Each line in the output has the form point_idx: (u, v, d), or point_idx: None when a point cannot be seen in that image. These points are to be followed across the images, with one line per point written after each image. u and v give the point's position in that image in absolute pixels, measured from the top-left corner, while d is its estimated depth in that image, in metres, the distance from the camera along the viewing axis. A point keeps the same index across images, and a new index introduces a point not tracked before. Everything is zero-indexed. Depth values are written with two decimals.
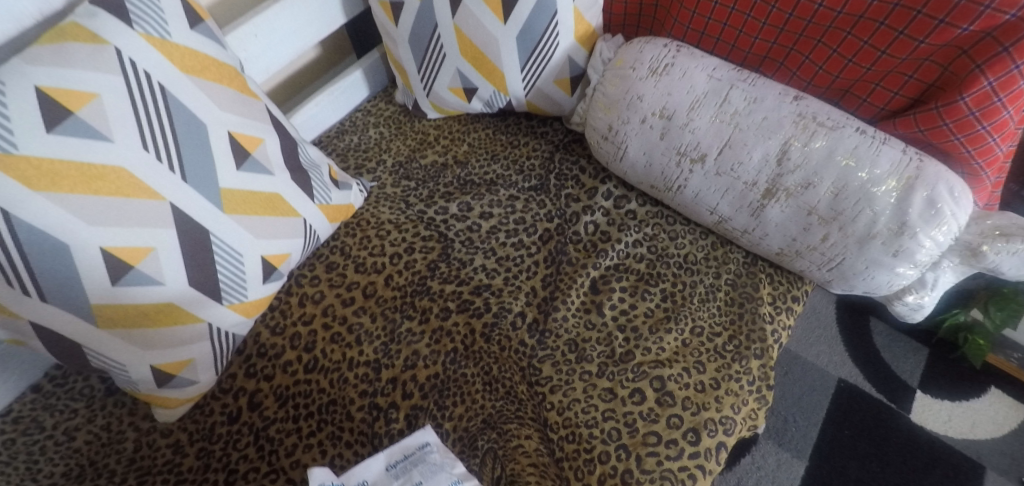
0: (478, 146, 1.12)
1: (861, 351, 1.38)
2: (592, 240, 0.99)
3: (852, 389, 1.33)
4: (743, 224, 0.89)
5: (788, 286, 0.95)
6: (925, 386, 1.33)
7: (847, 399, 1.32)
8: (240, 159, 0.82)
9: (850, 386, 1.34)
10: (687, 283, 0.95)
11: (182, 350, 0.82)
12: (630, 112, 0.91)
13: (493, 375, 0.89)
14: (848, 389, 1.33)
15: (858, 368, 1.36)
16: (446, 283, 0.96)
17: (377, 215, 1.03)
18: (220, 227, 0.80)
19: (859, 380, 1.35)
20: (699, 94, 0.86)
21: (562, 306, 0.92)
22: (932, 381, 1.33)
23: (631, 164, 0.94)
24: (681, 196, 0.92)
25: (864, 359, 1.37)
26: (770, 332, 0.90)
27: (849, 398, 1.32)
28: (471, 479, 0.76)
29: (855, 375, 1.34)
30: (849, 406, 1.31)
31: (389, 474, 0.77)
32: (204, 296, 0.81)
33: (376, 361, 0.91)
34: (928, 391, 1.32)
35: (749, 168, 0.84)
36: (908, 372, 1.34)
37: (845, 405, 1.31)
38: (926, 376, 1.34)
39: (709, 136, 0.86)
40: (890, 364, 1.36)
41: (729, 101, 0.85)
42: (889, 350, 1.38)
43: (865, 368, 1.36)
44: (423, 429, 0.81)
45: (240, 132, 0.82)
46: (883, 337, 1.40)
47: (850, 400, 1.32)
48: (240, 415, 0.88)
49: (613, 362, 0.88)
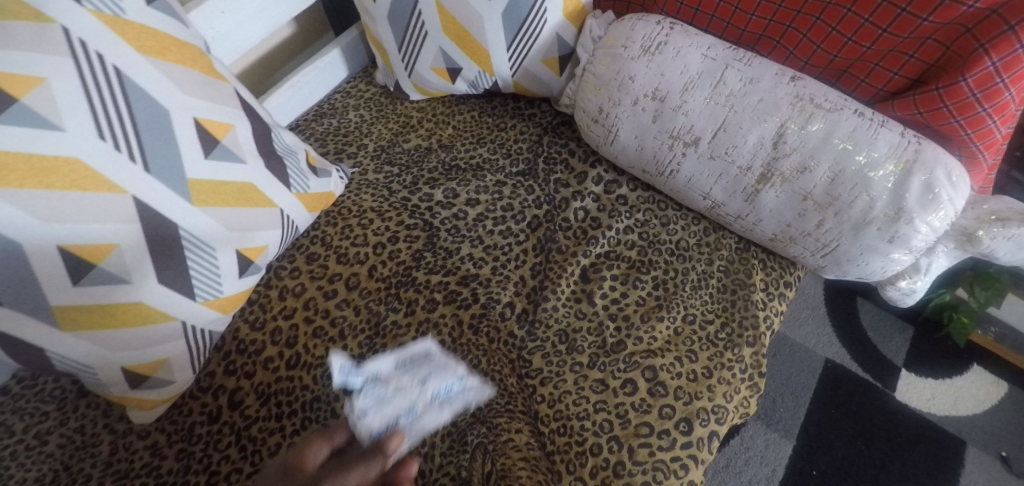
0: (463, 130, 1.08)
1: (848, 331, 1.38)
2: (582, 227, 0.96)
3: (839, 369, 1.34)
4: (736, 210, 0.87)
5: (781, 272, 0.93)
6: (909, 364, 1.33)
7: (834, 379, 1.33)
8: (208, 147, 0.77)
9: (837, 366, 1.34)
10: (679, 270, 0.92)
11: (154, 350, 0.78)
12: (621, 94, 0.87)
13: (482, 368, 0.86)
14: (835, 368, 1.34)
15: (845, 348, 1.36)
16: (432, 273, 0.93)
17: (358, 203, 1.00)
18: (189, 220, 0.76)
19: (845, 360, 1.35)
20: (693, 75, 0.83)
21: (551, 296, 0.90)
22: (917, 359, 1.34)
23: (622, 148, 0.91)
24: (673, 181, 0.90)
25: (851, 338, 1.37)
26: (763, 319, 0.89)
27: (836, 377, 1.33)
28: (475, 377, 0.85)
29: (842, 354, 1.35)
30: (835, 385, 1.32)
31: (399, 371, 0.82)
32: (175, 294, 0.77)
33: (360, 356, 0.88)
34: (912, 370, 1.33)
35: (744, 152, 0.81)
36: (893, 352, 1.35)
37: (832, 385, 1.32)
38: (911, 354, 1.35)
39: (703, 119, 0.82)
40: (877, 343, 1.36)
41: (724, 81, 0.81)
42: (875, 330, 1.38)
43: (851, 347, 1.36)
44: (424, 338, 0.87)
45: (207, 119, 0.77)
46: (870, 316, 1.40)
47: (837, 380, 1.32)
48: (220, 414, 0.86)
49: (604, 352, 0.86)
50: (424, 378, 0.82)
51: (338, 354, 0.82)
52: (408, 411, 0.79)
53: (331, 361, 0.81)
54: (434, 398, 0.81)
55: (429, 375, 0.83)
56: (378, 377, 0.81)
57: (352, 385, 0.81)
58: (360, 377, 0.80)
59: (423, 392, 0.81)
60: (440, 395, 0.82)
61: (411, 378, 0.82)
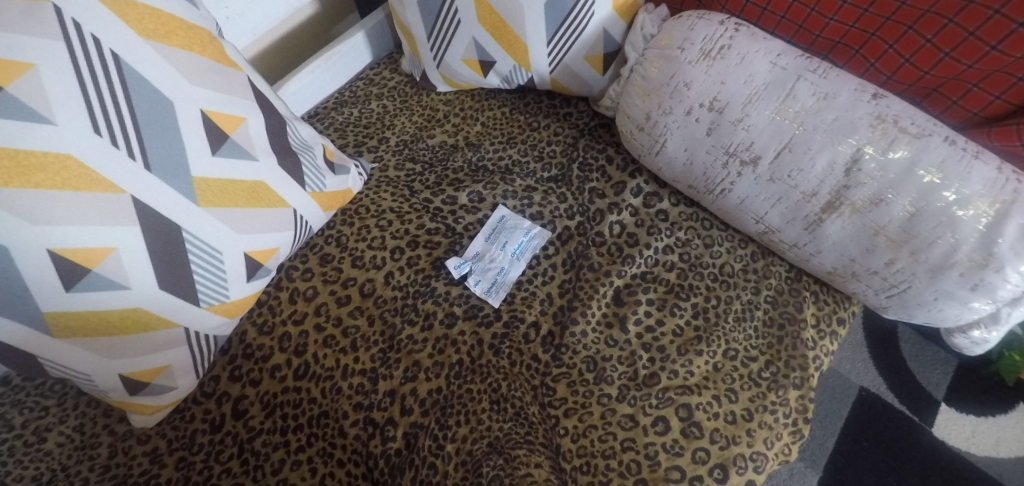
0: (493, 127, 1.01)
1: (885, 360, 1.28)
2: (617, 244, 0.88)
3: (872, 398, 1.25)
4: (793, 238, 0.78)
5: (835, 307, 0.85)
6: (950, 398, 1.23)
7: (867, 409, 1.24)
8: (215, 143, 0.70)
9: (871, 395, 1.25)
10: (722, 298, 0.84)
11: (154, 357, 0.73)
12: (672, 101, 0.79)
13: (502, 393, 0.80)
14: (869, 398, 1.25)
15: (881, 377, 1.27)
16: (452, 285, 0.87)
17: (377, 202, 0.93)
18: (193, 223, 0.69)
19: (880, 389, 1.26)
20: (757, 85, 0.73)
21: (580, 320, 0.83)
22: (958, 394, 1.24)
23: (668, 160, 0.83)
24: (723, 201, 0.81)
25: (887, 367, 1.28)
26: (812, 359, 0.81)
27: (869, 407, 1.24)
28: (540, 229, 0.91)
29: (878, 383, 1.25)
30: (867, 416, 1.23)
31: (489, 244, 0.90)
32: (178, 300, 0.71)
33: (373, 370, 0.82)
34: (952, 405, 1.23)
35: (810, 177, 0.72)
36: (932, 385, 1.25)
37: (863, 416, 1.23)
38: (953, 388, 1.24)
39: (764, 136, 0.73)
40: (914, 374, 1.26)
41: (794, 95, 0.72)
42: (915, 359, 1.28)
43: (888, 377, 1.27)
44: (497, 207, 0.92)
45: (215, 111, 0.70)
46: (910, 344, 1.30)
47: (870, 410, 1.23)
48: (224, 423, 0.81)
49: (635, 385, 0.79)
50: (505, 243, 0.89)
51: (451, 258, 0.89)
52: (500, 270, 0.88)
53: (448, 266, 0.88)
54: (515, 254, 0.89)
55: (508, 237, 0.90)
56: (478, 256, 0.89)
57: (466, 273, 0.88)
58: (465, 262, 0.88)
59: (507, 254, 0.89)
60: (517, 250, 0.89)
61: (494, 246, 0.89)
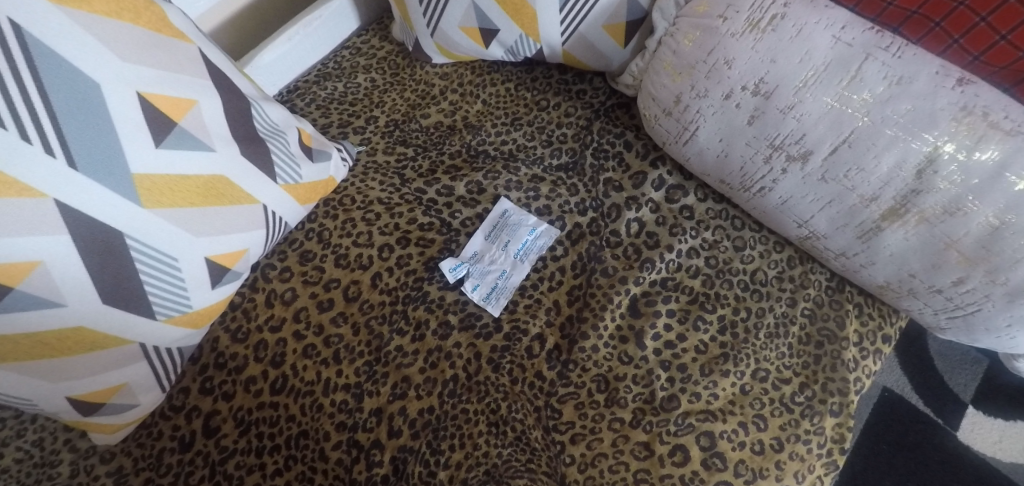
0: (496, 105, 0.90)
1: (912, 357, 1.12)
2: (634, 245, 0.78)
3: (895, 399, 1.09)
4: (841, 246, 0.67)
5: (881, 322, 0.74)
6: (979, 400, 1.07)
7: (888, 411, 1.08)
8: (160, 133, 0.60)
9: (894, 396, 1.10)
10: (753, 310, 0.74)
11: (106, 377, 0.64)
12: (707, 81, 0.67)
13: (501, 415, 0.71)
14: (892, 399, 1.09)
15: (906, 376, 1.11)
16: (447, 290, 0.78)
17: (364, 191, 0.83)
18: (139, 228, 0.59)
19: (905, 390, 1.10)
20: (815, 66, 0.61)
21: (591, 334, 0.73)
22: (989, 395, 1.07)
23: (699, 150, 0.72)
24: (762, 200, 0.70)
25: (913, 365, 1.12)
26: (853, 382, 0.71)
27: (891, 410, 1.08)
28: (547, 227, 0.80)
29: (903, 383, 1.10)
30: (888, 418, 1.08)
31: (488, 244, 0.80)
32: (127, 314, 0.62)
33: (357, 386, 0.73)
34: (980, 406, 1.07)
35: (871, 178, 0.60)
36: (961, 386, 1.09)
37: (885, 418, 1.08)
38: (984, 389, 1.08)
39: (819, 128, 0.62)
40: (943, 374, 1.10)
41: (861, 77, 0.59)
42: (944, 358, 1.12)
43: (914, 376, 1.11)
44: (500, 199, 0.82)
45: (153, 93, 0.59)
46: (941, 343, 1.13)
47: (893, 412, 1.08)
48: (193, 442, 0.73)
49: (652, 409, 0.70)
50: (506, 243, 0.79)
51: (446, 259, 0.79)
52: (502, 274, 0.78)
53: (443, 269, 0.78)
54: (518, 255, 0.79)
55: (511, 237, 0.80)
56: (476, 256, 0.79)
57: (462, 276, 0.78)
58: (462, 265, 0.78)
59: (508, 255, 0.79)
60: (519, 250, 0.79)
61: (495, 246, 0.80)
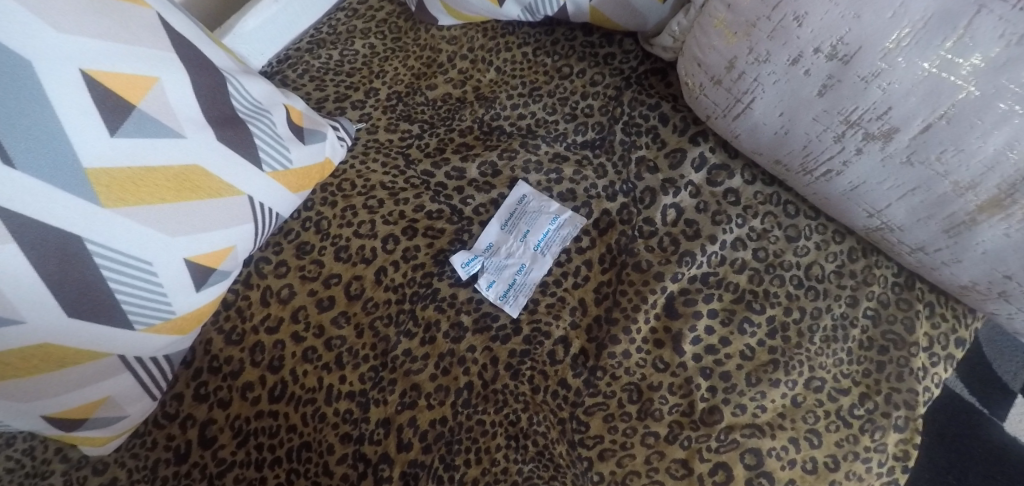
0: (511, 73, 0.81)
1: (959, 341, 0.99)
2: (670, 235, 0.69)
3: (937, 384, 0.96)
4: (921, 239, 0.57)
5: (954, 323, 0.65)
6: None
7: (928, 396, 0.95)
8: (114, 119, 0.51)
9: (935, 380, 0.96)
10: (808, 310, 0.65)
11: (85, 392, 0.58)
12: (771, 42, 0.56)
13: (521, 428, 0.63)
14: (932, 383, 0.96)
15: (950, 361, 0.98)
16: (459, 287, 0.70)
17: (366, 174, 0.75)
18: (102, 231, 0.52)
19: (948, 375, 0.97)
20: (912, 21, 0.48)
21: (622, 338, 0.65)
22: None
23: (752, 126, 0.61)
24: (826, 186, 0.60)
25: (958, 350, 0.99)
26: (922, 393, 0.62)
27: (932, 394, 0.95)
28: (569, 214, 0.72)
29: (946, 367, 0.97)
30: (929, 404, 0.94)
31: (504, 234, 0.72)
32: (99, 327, 0.55)
33: (363, 394, 0.66)
34: None
35: (971, 161, 0.50)
36: (1012, 373, 0.95)
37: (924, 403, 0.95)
38: None
39: (908, 101, 0.50)
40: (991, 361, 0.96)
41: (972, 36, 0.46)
42: (995, 344, 0.98)
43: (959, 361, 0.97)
44: (518, 183, 0.74)
45: (101, 72, 0.50)
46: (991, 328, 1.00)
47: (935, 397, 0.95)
48: (190, 452, 0.66)
49: (690, 423, 0.62)
50: (525, 234, 0.72)
51: (458, 252, 0.71)
52: (520, 269, 0.70)
53: (454, 264, 0.70)
54: (539, 248, 0.71)
55: (529, 227, 0.72)
56: (490, 249, 0.72)
57: (476, 272, 0.71)
58: (477, 259, 0.71)
59: (527, 248, 0.71)
60: (540, 243, 0.71)
61: (513, 237, 0.72)
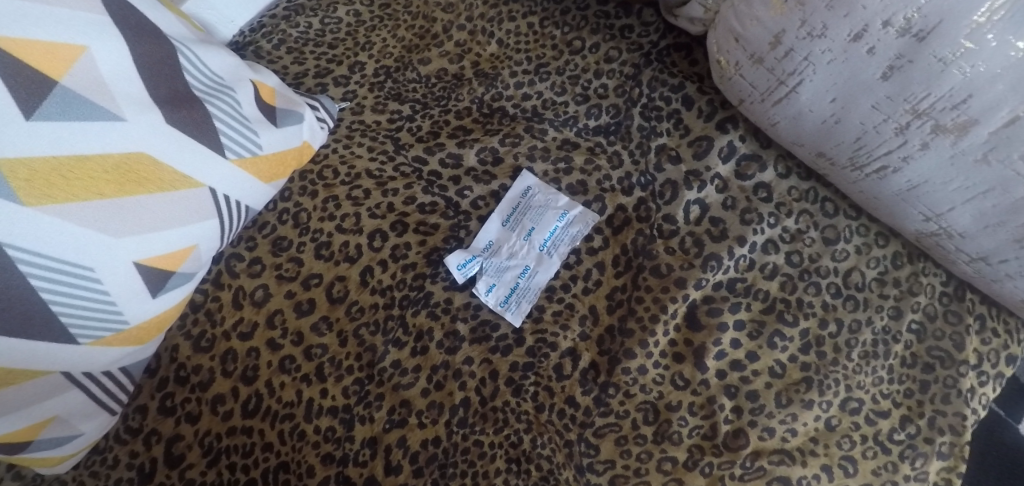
0: (515, 47, 0.73)
1: None
2: (693, 235, 0.62)
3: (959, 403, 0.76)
4: (984, 248, 0.50)
5: (1006, 339, 0.58)
6: None
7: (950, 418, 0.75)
8: (31, 99, 0.42)
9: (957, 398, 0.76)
10: (846, 323, 0.58)
11: (22, 415, 0.49)
12: (829, 13, 0.47)
13: (524, 450, 0.56)
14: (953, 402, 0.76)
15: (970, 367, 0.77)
16: (455, 291, 0.63)
17: (351, 160, 0.67)
18: (25, 234, 0.43)
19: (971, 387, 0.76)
20: None
21: (639, 352, 0.58)
22: None
23: (797, 112, 0.53)
24: (878, 184, 0.52)
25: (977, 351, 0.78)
26: (972, 416, 0.55)
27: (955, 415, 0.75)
28: (579, 209, 0.64)
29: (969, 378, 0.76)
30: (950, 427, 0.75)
31: (506, 230, 0.65)
32: (34, 343, 0.46)
33: (346, 410, 0.58)
34: None
35: None
36: None
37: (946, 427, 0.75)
38: None
39: (994, 88, 0.42)
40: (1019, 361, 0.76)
41: None
42: None
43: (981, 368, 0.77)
44: (523, 173, 0.66)
45: (13, 41, 0.42)
46: None
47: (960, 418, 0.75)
48: (155, 472, 0.57)
49: (712, 448, 0.55)
50: (529, 232, 0.64)
51: (454, 252, 0.63)
52: (523, 272, 0.63)
53: (449, 264, 0.63)
54: (544, 248, 0.64)
55: (534, 225, 0.65)
56: (490, 248, 0.64)
57: (474, 274, 0.63)
58: (474, 259, 0.63)
59: (531, 247, 0.64)
60: (546, 242, 0.64)
61: (515, 235, 0.65)
